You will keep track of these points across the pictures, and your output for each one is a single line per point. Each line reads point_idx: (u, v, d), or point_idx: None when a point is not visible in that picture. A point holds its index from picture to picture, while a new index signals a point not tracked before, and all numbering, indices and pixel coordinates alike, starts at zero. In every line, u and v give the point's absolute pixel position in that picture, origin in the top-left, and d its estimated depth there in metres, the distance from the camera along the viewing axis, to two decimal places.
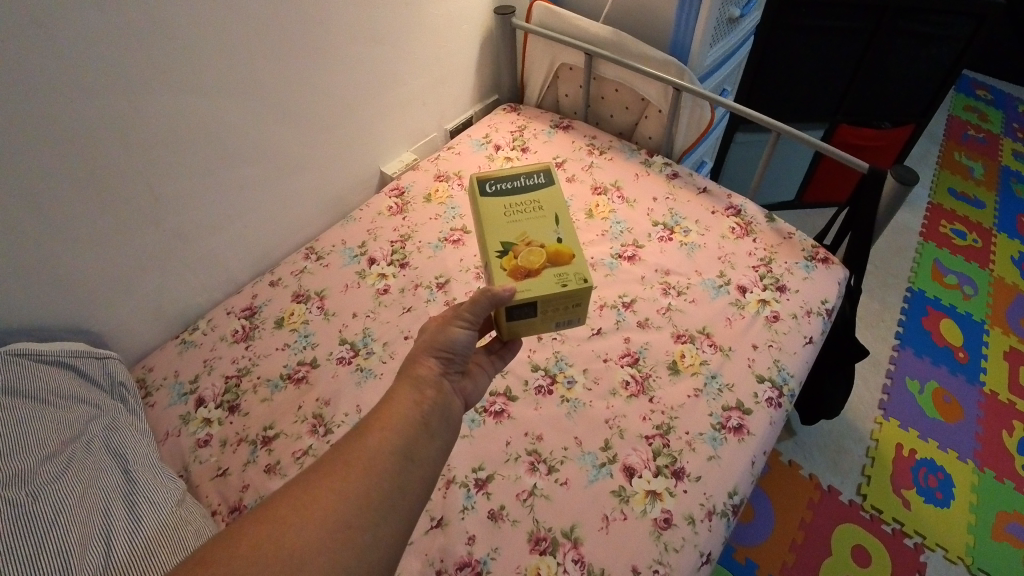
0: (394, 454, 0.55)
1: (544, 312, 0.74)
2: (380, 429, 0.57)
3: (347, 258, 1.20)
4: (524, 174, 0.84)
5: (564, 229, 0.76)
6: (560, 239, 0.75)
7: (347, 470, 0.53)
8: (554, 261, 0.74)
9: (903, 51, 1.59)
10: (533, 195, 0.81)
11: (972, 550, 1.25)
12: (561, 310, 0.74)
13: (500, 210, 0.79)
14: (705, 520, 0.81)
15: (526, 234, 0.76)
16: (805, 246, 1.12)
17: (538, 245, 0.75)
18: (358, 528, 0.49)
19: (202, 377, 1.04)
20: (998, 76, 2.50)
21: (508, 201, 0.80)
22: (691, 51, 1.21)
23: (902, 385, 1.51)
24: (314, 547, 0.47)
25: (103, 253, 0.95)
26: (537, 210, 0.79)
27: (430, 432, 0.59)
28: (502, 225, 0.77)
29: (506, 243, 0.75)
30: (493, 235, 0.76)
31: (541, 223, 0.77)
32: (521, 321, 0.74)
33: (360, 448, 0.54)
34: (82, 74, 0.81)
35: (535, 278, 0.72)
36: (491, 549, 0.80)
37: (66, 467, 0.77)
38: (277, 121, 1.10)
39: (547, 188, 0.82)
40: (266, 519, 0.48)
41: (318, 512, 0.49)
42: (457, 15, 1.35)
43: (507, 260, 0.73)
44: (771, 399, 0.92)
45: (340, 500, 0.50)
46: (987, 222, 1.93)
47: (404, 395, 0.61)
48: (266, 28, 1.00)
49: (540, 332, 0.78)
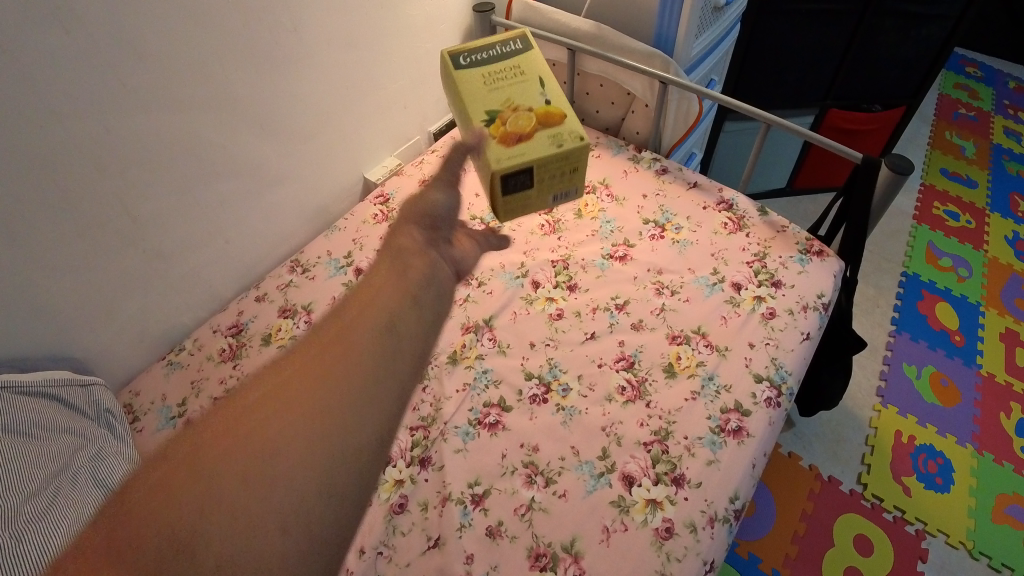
0: (367, 336, 0.59)
1: (544, 169, 0.91)
2: (351, 320, 0.61)
3: (333, 269, 1.17)
4: (501, 43, 0.99)
5: (549, 91, 0.94)
6: (547, 100, 0.93)
7: (320, 356, 0.56)
8: (546, 121, 0.91)
9: (891, 32, 1.57)
10: (511, 61, 0.97)
11: (973, 534, 1.25)
12: (555, 134, 0.91)
13: (481, 80, 0.94)
14: (707, 527, 0.80)
15: (514, 97, 0.93)
16: (798, 239, 1.11)
17: (531, 105, 0.92)
18: (333, 410, 0.51)
19: (190, 400, 1.02)
20: (988, 52, 2.48)
21: (483, 72, 0.96)
22: (676, 43, 1.18)
23: (899, 371, 1.51)
24: (288, 427, 0.49)
25: (82, 280, 0.92)
26: (520, 74, 0.96)
27: (400, 321, 0.62)
28: (493, 96, 0.93)
29: (500, 104, 0.92)
30: (478, 108, 0.91)
31: (525, 89, 0.94)
32: (520, 191, 0.93)
33: (331, 341, 0.58)
34: (51, 97, 0.78)
35: (534, 127, 0.90)
36: (490, 566, 0.78)
37: (52, 502, 0.74)
38: (255, 132, 1.07)
39: (525, 51, 0.98)
40: (235, 408, 0.50)
41: (293, 397, 0.51)
42: (434, 14, 1.31)
43: (506, 124, 0.90)
44: (770, 399, 0.91)
45: (310, 386, 0.52)
46: (981, 202, 1.92)
47: (381, 284, 0.67)
48: (239, 38, 0.97)
49: (539, 204, 0.98)
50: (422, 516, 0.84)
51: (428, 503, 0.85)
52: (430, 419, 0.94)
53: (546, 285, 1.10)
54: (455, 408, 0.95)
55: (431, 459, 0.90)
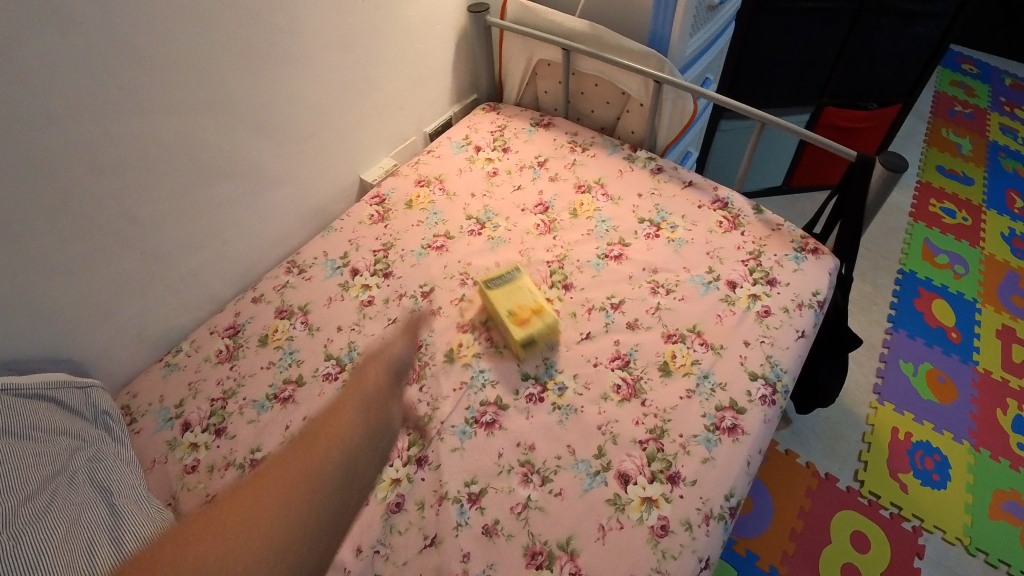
0: (355, 436, 0.81)
1: (540, 340, 1.01)
2: (329, 434, 0.79)
3: (329, 270, 1.17)
4: (504, 273, 1.07)
5: (536, 297, 1.03)
6: (536, 302, 1.02)
7: (300, 459, 0.74)
8: (538, 315, 1.00)
9: (887, 30, 1.57)
10: (514, 291, 1.03)
11: (969, 530, 1.25)
12: (548, 330, 0.99)
13: (500, 297, 1.02)
14: (702, 524, 0.80)
15: (521, 302, 1.02)
16: (793, 237, 1.11)
17: (532, 303, 1.02)
18: (316, 486, 0.69)
19: (187, 401, 1.02)
20: (984, 49, 2.48)
21: (503, 295, 1.03)
22: (671, 41, 1.18)
23: (895, 368, 1.51)
24: (250, 523, 0.63)
25: (80, 283, 0.92)
26: (517, 288, 1.04)
27: (375, 426, 0.87)
28: (503, 298, 1.02)
29: (509, 308, 1.01)
30: (498, 304, 1.01)
31: (524, 300, 1.03)
32: (528, 346, 0.99)
33: (327, 430, 0.81)
34: (47, 101, 0.78)
35: (533, 319, 0.99)
36: (486, 565, 0.79)
37: (50, 505, 0.74)
38: (251, 134, 1.07)
39: (518, 283, 1.05)
40: (226, 510, 0.67)
41: (254, 506, 0.66)
42: (430, 16, 1.31)
43: (515, 317, 0.99)
44: (765, 397, 0.91)
45: (292, 476, 0.70)
46: (977, 199, 1.92)
47: (349, 409, 0.87)
48: (234, 40, 0.97)
49: (534, 355, 1.00)
50: (418, 516, 0.85)
51: (425, 502, 0.86)
52: (427, 419, 0.94)
53: (542, 285, 1.10)
54: (451, 407, 0.95)
55: (428, 459, 0.90)
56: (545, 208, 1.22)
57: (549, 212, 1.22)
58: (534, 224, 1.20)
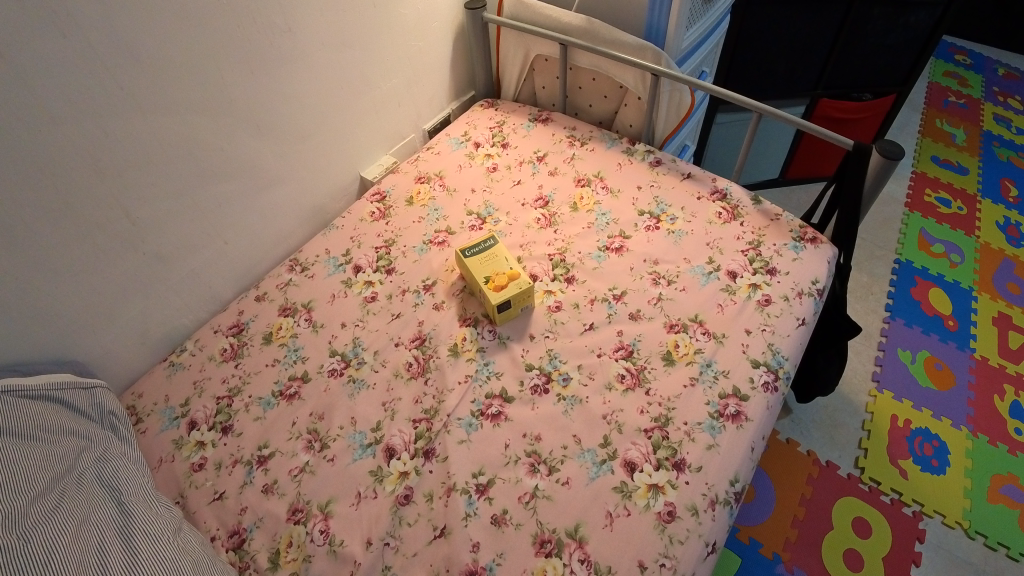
0: None
1: (516, 303, 1.03)
2: None
3: (332, 267, 1.18)
4: (480, 241, 1.11)
5: (512, 262, 1.06)
6: (512, 266, 1.05)
7: None
8: (512, 279, 1.03)
9: (876, 21, 1.59)
10: (491, 256, 1.08)
11: (969, 514, 1.27)
12: (524, 294, 1.02)
13: (476, 263, 1.06)
14: (708, 509, 0.81)
15: (496, 269, 1.05)
16: (792, 227, 1.12)
17: (507, 270, 1.04)
18: None
19: (193, 400, 1.02)
20: (976, 40, 2.51)
21: (478, 262, 1.07)
22: (668, 35, 1.20)
23: (893, 356, 1.53)
24: None
25: (84, 283, 0.93)
26: (493, 256, 1.08)
27: None
28: (480, 265, 1.06)
29: (486, 275, 1.04)
30: (475, 271, 1.05)
31: (499, 264, 1.06)
32: (503, 312, 1.03)
33: None
34: (51, 104, 0.79)
35: (509, 285, 1.02)
36: (496, 555, 0.80)
37: (59, 503, 0.74)
38: (249, 132, 1.07)
39: (495, 249, 1.09)
40: None
41: None
42: (426, 12, 1.32)
43: (490, 283, 1.03)
44: (768, 383, 0.92)
45: None
46: (971, 188, 1.94)
47: None
48: (234, 40, 0.97)
49: (511, 316, 1.05)
50: (428, 507, 0.85)
51: (433, 494, 0.87)
52: (433, 412, 0.95)
53: (543, 278, 1.11)
54: (457, 400, 0.96)
55: (434, 451, 0.91)
56: (545, 202, 1.23)
57: (548, 206, 1.23)
58: (534, 218, 1.21)
